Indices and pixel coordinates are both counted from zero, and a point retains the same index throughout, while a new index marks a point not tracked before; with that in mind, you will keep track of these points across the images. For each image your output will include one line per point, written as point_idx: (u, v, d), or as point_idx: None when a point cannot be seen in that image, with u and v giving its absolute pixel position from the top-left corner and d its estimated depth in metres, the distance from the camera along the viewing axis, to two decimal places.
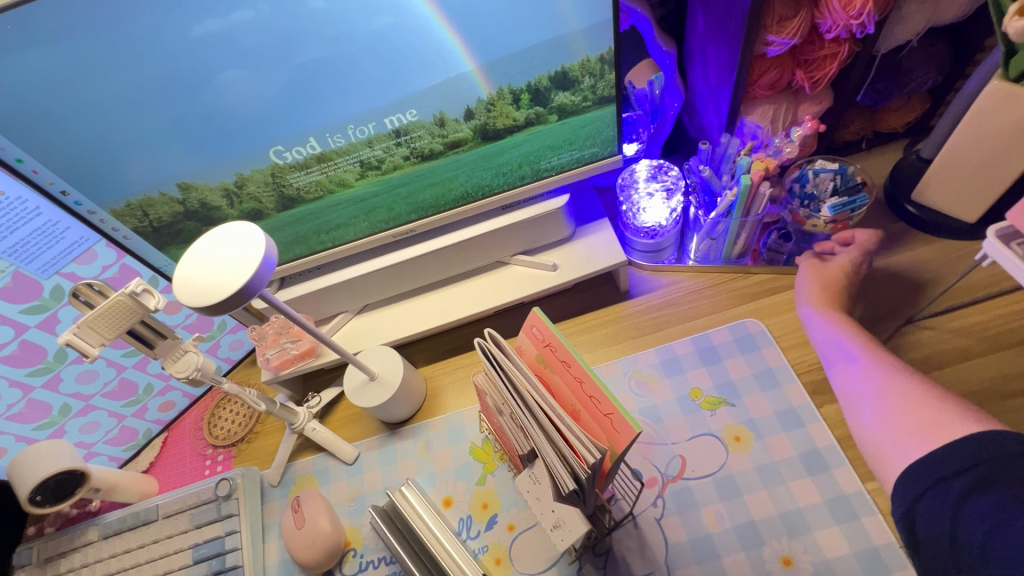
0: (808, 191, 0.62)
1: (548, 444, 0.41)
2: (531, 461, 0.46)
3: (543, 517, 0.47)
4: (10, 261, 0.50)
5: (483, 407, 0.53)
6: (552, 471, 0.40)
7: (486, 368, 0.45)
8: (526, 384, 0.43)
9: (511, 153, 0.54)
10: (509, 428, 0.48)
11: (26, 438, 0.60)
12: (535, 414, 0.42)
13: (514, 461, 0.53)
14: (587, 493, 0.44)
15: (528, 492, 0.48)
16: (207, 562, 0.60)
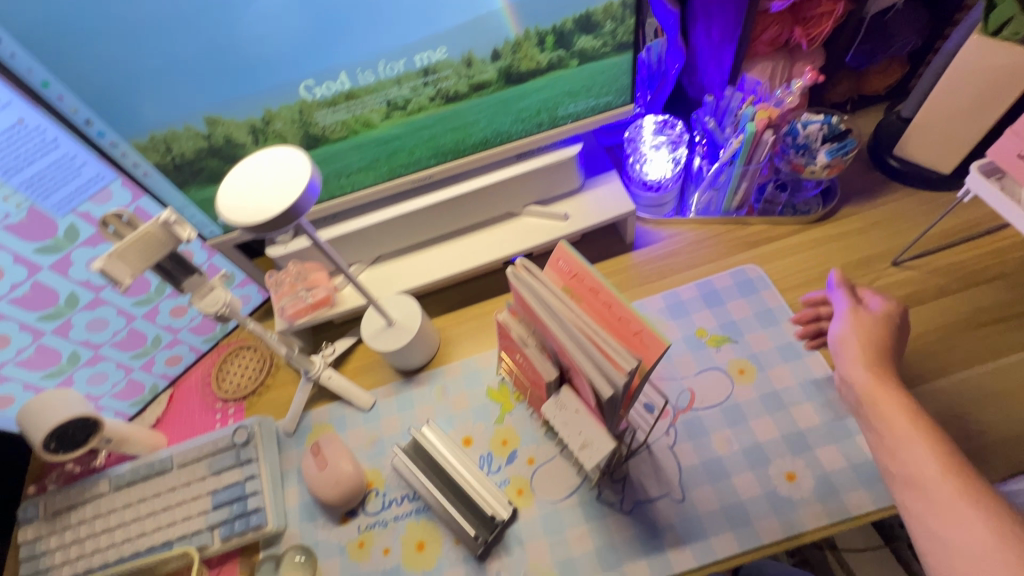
0: (800, 142, 0.65)
1: (584, 356, 0.43)
2: (557, 388, 0.52)
3: (570, 440, 0.50)
4: (26, 197, 0.49)
5: (503, 341, 0.57)
6: (587, 383, 0.41)
7: (519, 295, 0.47)
8: (561, 305, 0.45)
9: (531, 98, 0.56)
10: (536, 357, 0.51)
11: (34, 386, 0.58)
12: (572, 329, 0.44)
13: (534, 401, 0.60)
14: (612, 413, 0.47)
15: (555, 417, 0.51)
16: (228, 506, 0.60)
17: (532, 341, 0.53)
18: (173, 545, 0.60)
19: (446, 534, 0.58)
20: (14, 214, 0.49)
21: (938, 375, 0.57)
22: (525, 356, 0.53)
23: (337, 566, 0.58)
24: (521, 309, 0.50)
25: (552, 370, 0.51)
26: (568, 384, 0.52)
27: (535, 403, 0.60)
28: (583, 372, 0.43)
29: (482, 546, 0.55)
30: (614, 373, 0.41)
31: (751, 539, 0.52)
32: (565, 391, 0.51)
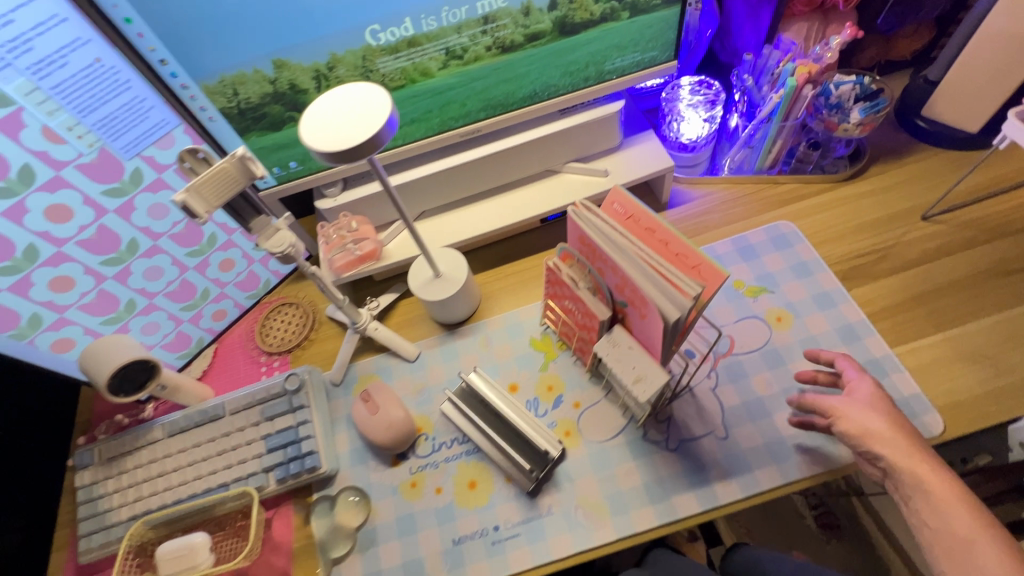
0: (834, 102, 0.66)
1: (648, 284, 0.45)
2: (609, 327, 0.54)
3: (624, 375, 0.52)
4: (98, 137, 0.50)
5: (551, 284, 0.59)
6: (653, 307, 0.43)
7: (580, 231, 0.49)
8: (623, 239, 0.47)
9: (581, 50, 0.58)
10: (589, 298, 0.54)
11: (94, 331, 0.60)
12: (637, 260, 0.46)
13: (581, 346, 0.62)
14: (666, 345, 0.49)
15: (607, 354, 0.54)
16: (282, 450, 0.62)
17: (585, 283, 0.55)
18: (230, 487, 0.61)
19: (498, 473, 0.60)
20: (86, 153, 0.50)
21: (967, 319, 0.60)
22: (578, 298, 0.56)
23: (391, 504, 0.60)
24: (579, 251, 0.53)
25: (606, 309, 0.53)
26: (618, 324, 0.55)
27: (581, 349, 0.62)
28: (647, 300, 0.45)
29: (534, 482, 0.57)
30: (681, 297, 0.43)
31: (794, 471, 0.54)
32: (617, 330, 0.53)
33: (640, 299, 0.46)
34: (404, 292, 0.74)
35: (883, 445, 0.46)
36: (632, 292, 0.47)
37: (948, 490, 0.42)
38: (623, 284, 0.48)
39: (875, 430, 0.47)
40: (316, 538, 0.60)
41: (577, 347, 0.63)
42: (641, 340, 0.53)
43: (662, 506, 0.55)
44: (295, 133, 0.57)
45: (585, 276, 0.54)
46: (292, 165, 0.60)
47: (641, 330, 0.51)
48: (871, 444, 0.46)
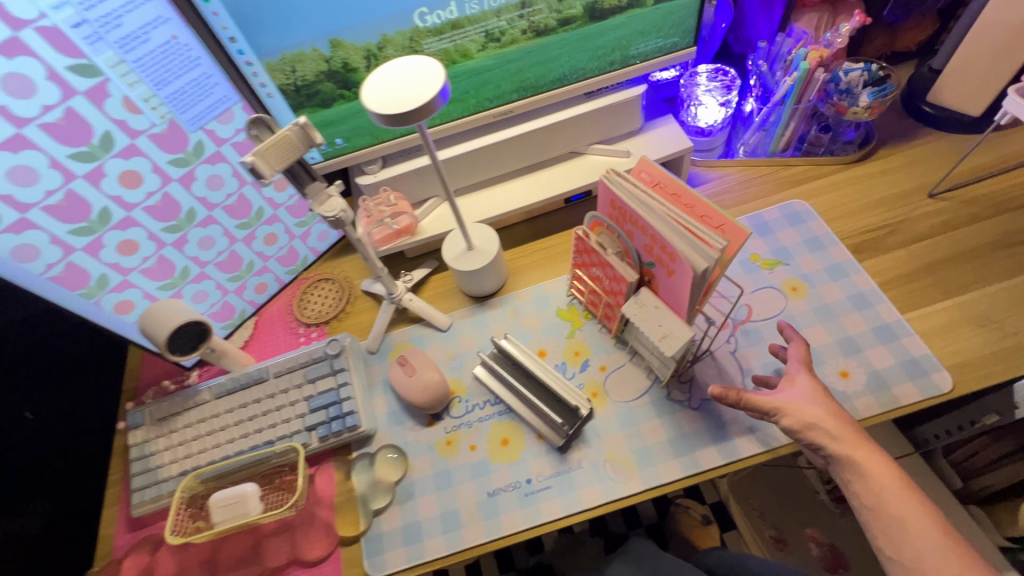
0: (844, 87, 0.70)
1: (678, 239, 0.48)
2: (636, 290, 0.58)
3: (650, 333, 0.56)
4: (169, 109, 0.54)
5: (580, 252, 0.62)
6: (684, 260, 0.47)
7: (612, 195, 0.53)
8: (654, 200, 0.51)
9: (608, 35, 0.63)
10: (618, 262, 0.57)
11: (151, 296, 0.64)
12: (667, 219, 0.49)
13: (607, 313, 0.66)
14: (692, 301, 0.53)
15: (634, 315, 0.57)
16: (324, 410, 0.66)
17: (614, 249, 0.58)
18: (275, 444, 0.65)
19: (528, 432, 0.64)
20: (158, 124, 0.54)
21: (973, 287, 0.63)
22: (606, 264, 0.59)
23: (427, 461, 0.64)
24: (609, 216, 0.56)
25: (634, 272, 0.56)
26: (644, 288, 0.58)
27: (607, 316, 0.66)
28: (677, 255, 0.48)
29: (564, 437, 0.61)
30: (709, 250, 0.47)
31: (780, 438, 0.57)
32: (643, 292, 0.57)
33: (670, 256, 0.50)
34: (435, 268, 0.78)
35: (823, 436, 0.48)
36: (661, 250, 0.51)
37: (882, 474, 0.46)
38: (652, 243, 0.52)
39: (814, 422, 0.49)
40: (356, 492, 0.63)
41: (602, 314, 0.67)
42: (667, 301, 0.57)
43: (686, 460, 0.58)
44: (343, 110, 0.61)
45: (613, 242, 0.58)
46: (338, 141, 0.65)
47: (668, 289, 0.55)
48: (811, 435, 0.48)
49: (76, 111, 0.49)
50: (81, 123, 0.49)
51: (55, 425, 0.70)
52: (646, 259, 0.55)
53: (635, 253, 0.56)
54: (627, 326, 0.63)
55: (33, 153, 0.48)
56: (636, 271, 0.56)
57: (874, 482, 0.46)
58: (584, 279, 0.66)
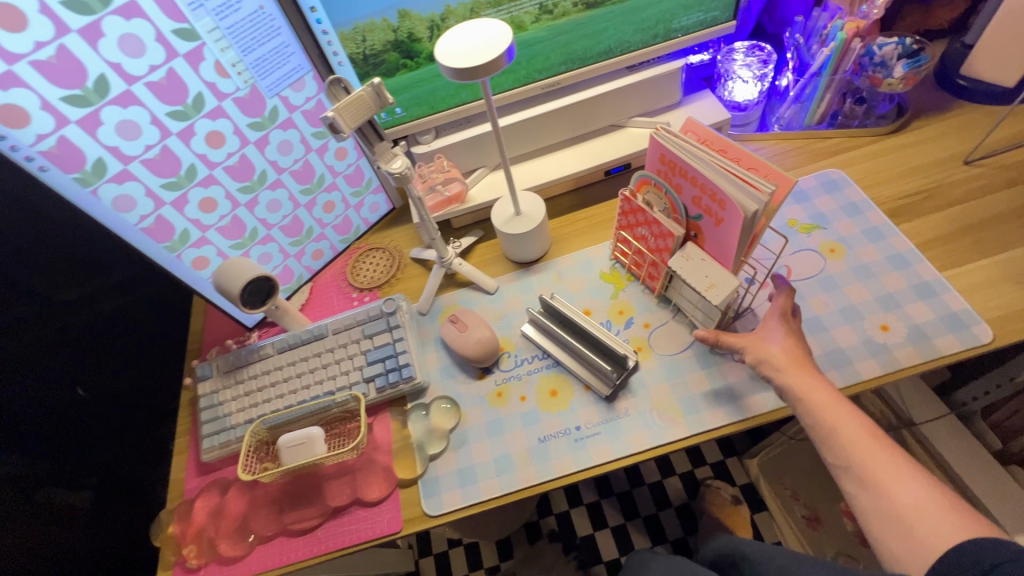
0: (878, 60, 0.72)
1: (728, 185, 0.52)
2: (682, 245, 0.61)
3: (696, 283, 0.58)
4: (252, 75, 0.59)
5: (625, 212, 0.66)
6: (735, 203, 0.50)
7: (664, 151, 0.57)
8: (704, 152, 0.55)
9: (653, 9, 0.66)
10: (664, 219, 0.60)
11: (224, 254, 0.68)
12: (717, 168, 0.53)
13: (650, 273, 0.69)
14: (739, 250, 0.55)
15: (681, 268, 0.60)
16: (382, 362, 0.70)
17: (661, 206, 0.62)
18: (335, 394, 0.69)
19: (577, 383, 0.67)
20: (242, 88, 0.60)
21: (1010, 247, 0.65)
22: (653, 221, 0.62)
23: (479, 411, 0.67)
24: (658, 173, 0.60)
25: (681, 227, 0.59)
26: (690, 243, 0.61)
27: (650, 276, 0.69)
28: (727, 200, 0.52)
29: (612, 386, 0.64)
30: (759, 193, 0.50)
31: (773, 403, 0.60)
32: (689, 246, 0.60)
33: (719, 203, 0.53)
34: (481, 237, 0.82)
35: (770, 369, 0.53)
36: (709, 199, 0.54)
37: (823, 400, 0.49)
38: (701, 194, 0.55)
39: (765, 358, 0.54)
40: (413, 439, 0.66)
41: (645, 275, 0.70)
42: (712, 255, 0.60)
43: (731, 407, 0.61)
44: (405, 79, 0.66)
45: (660, 200, 0.61)
46: (398, 111, 0.70)
47: (715, 240, 0.58)
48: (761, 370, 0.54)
49: (176, 71, 0.54)
50: (179, 83, 0.55)
51: (105, 399, 0.91)
52: (692, 213, 0.59)
53: (681, 208, 0.59)
54: (670, 282, 0.66)
55: (138, 109, 0.53)
56: (682, 226, 0.59)
57: (814, 406, 0.49)
58: (627, 241, 0.70)
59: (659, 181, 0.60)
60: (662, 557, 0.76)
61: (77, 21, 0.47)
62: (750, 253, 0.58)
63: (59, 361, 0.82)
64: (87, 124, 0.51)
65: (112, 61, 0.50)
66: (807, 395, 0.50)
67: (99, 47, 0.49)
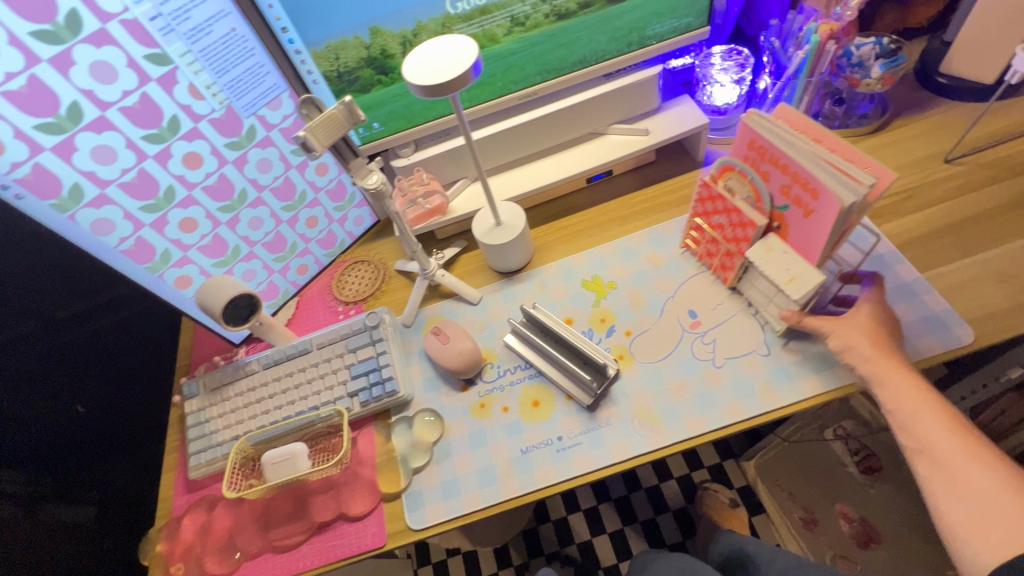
0: (856, 62, 0.74)
1: (824, 175, 0.52)
2: (763, 235, 0.60)
3: (776, 277, 0.58)
4: (227, 96, 0.60)
5: (703, 198, 0.65)
6: (831, 192, 0.50)
7: (755, 137, 0.57)
8: (799, 141, 0.54)
9: (626, 17, 0.67)
10: (747, 208, 0.60)
11: (207, 272, 0.69)
12: (815, 157, 0.53)
13: (723, 263, 0.67)
14: (828, 243, 0.55)
15: (761, 260, 0.59)
16: (365, 376, 0.70)
17: (743, 193, 0.61)
18: (320, 409, 0.69)
19: (559, 393, 0.67)
20: (217, 109, 0.60)
21: (994, 245, 0.64)
22: (733, 209, 0.62)
23: (463, 423, 0.67)
24: (744, 159, 0.59)
25: (765, 215, 0.59)
26: (772, 234, 0.61)
27: (723, 266, 0.68)
28: (821, 190, 0.51)
29: (593, 396, 0.64)
30: (858, 185, 0.50)
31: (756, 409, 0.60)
32: (770, 237, 0.60)
33: (811, 193, 0.53)
34: (465, 248, 0.83)
35: (856, 357, 0.54)
36: (801, 188, 0.54)
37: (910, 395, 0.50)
38: (791, 182, 0.55)
39: (851, 345, 0.55)
40: (397, 452, 0.67)
41: (717, 265, 0.69)
42: (794, 247, 0.59)
43: (713, 414, 0.61)
44: (380, 95, 0.66)
45: (743, 187, 0.61)
46: (376, 126, 0.70)
47: (801, 232, 0.57)
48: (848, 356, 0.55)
49: (150, 95, 0.55)
50: (153, 106, 0.55)
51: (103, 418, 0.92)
52: (778, 203, 0.58)
53: (768, 198, 0.59)
54: (744, 273, 0.65)
55: (113, 134, 0.54)
56: (766, 215, 0.59)
57: (899, 400, 0.51)
58: (702, 229, 0.69)
59: (744, 167, 0.59)
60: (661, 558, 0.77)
61: (47, 51, 0.48)
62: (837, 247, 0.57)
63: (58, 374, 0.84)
64: (62, 150, 0.51)
65: (85, 88, 0.51)
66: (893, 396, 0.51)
67: (70, 75, 0.49)
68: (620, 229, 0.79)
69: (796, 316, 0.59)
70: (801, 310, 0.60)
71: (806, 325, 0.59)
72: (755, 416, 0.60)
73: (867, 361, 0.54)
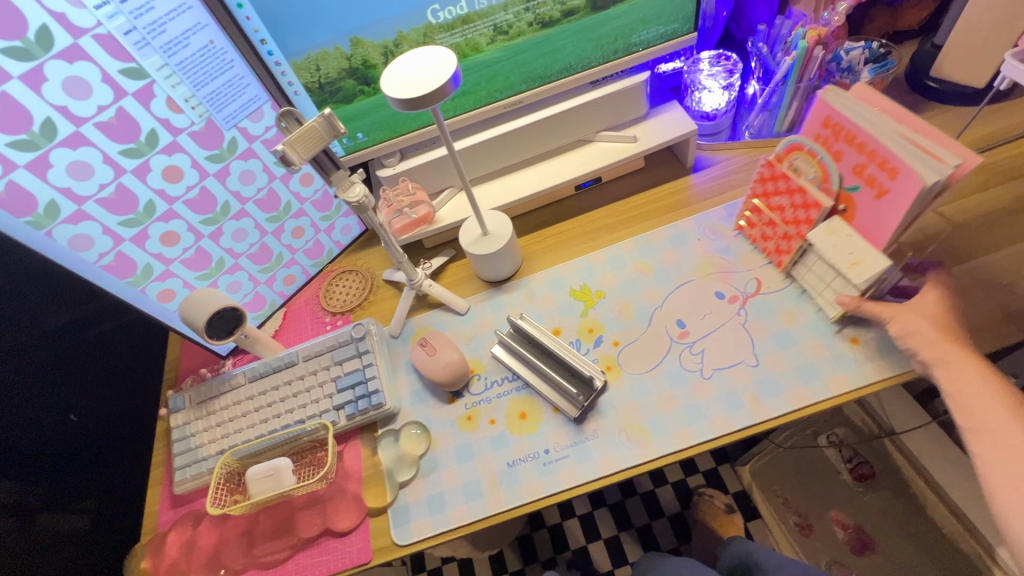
0: (845, 66, 0.73)
1: (904, 154, 0.52)
2: (826, 217, 0.60)
3: (839, 261, 0.58)
4: (206, 109, 0.60)
5: (765, 177, 0.65)
6: (913, 169, 0.51)
7: (834, 114, 0.58)
8: (880, 121, 0.55)
9: (611, 24, 0.66)
10: (814, 189, 0.60)
11: (190, 285, 0.68)
12: (897, 136, 0.54)
13: (778, 247, 0.67)
14: (899, 225, 0.55)
15: (823, 242, 0.59)
16: (351, 389, 0.69)
17: (810, 174, 0.61)
18: (305, 422, 0.69)
19: (546, 405, 0.66)
20: (197, 122, 0.60)
21: (986, 253, 0.64)
22: (798, 190, 0.62)
23: (449, 435, 0.66)
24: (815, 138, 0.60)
25: (832, 195, 0.59)
26: (836, 217, 0.61)
27: (778, 250, 0.67)
28: (902, 168, 0.52)
29: (580, 408, 0.63)
30: (941, 164, 0.50)
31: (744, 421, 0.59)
32: (835, 220, 0.59)
33: (888, 172, 0.54)
34: (453, 257, 0.82)
35: (919, 342, 0.54)
36: (877, 167, 0.55)
37: (972, 383, 0.50)
38: (867, 161, 0.56)
39: (917, 330, 0.55)
40: (383, 466, 0.66)
41: (772, 249, 0.68)
42: (859, 231, 0.59)
43: (701, 426, 0.60)
44: (363, 106, 0.65)
45: (810, 167, 0.61)
46: (360, 136, 0.69)
47: (870, 215, 0.58)
48: (911, 341, 0.55)
49: (127, 110, 0.54)
50: (130, 121, 0.55)
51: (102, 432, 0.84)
52: (847, 183, 0.59)
53: (839, 178, 0.59)
54: (801, 257, 0.64)
55: (89, 150, 0.53)
56: (832, 196, 0.59)
57: (964, 387, 0.50)
58: (759, 211, 0.68)
59: (814, 146, 0.60)
60: (670, 559, 0.80)
61: (18, 68, 0.47)
62: (904, 234, 0.58)
63: (61, 389, 0.76)
64: (36, 167, 0.51)
65: (58, 104, 0.50)
66: (956, 383, 0.51)
67: (43, 92, 0.49)
68: (608, 237, 0.78)
69: (854, 302, 0.58)
70: (860, 297, 0.59)
71: (865, 311, 0.58)
72: (742, 428, 0.59)
73: (929, 346, 0.53)
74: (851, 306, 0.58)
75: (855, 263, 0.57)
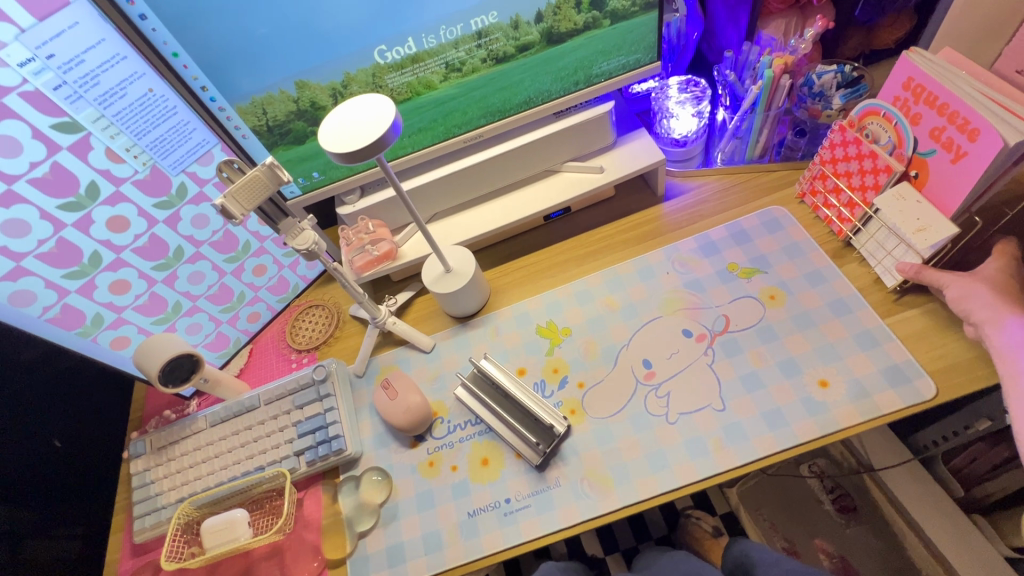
0: (817, 91, 0.71)
1: (990, 114, 0.51)
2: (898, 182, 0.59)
3: (904, 226, 0.57)
4: (150, 156, 0.59)
5: (836, 141, 0.65)
6: (997, 129, 0.50)
7: (917, 74, 0.56)
8: (966, 82, 0.54)
9: (570, 57, 0.64)
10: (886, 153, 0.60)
11: (146, 330, 0.67)
12: (981, 97, 0.52)
13: (841, 214, 0.67)
14: (973, 192, 0.54)
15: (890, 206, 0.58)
16: (312, 434, 0.68)
17: (884, 139, 0.60)
18: (265, 469, 0.67)
19: (508, 450, 0.64)
20: (141, 170, 0.59)
21: None
22: (869, 154, 0.61)
23: (411, 482, 0.65)
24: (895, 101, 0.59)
25: (905, 159, 0.58)
26: (906, 182, 0.60)
27: (841, 217, 0.67)
28: (984, 128, 0.51)
29: (541, 455, 0.61)
30: None
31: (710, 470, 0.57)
32: (903, 186, 0.59)
33: (968, 134, 0.53)
34: (420, 290, 0.81)
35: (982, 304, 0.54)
36: (956, 130, 0.53)
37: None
38: (946, 124, 0.54)
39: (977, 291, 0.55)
40: (343, 514, 0.65)
41: (833, 217, 0.68)
42: (929, 199, 0.58)
43: (664, 474, 0.58)
44: (316, 146, 0.63)
45: (886, 131, 0.60)
46: (315, 175, 0.67)
47: (941, 182, 0.56)
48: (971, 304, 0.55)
49: (62, 163, 0.53)
50: (67, 175, 0.54)
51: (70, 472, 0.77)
52: (922, 148, 0.57)
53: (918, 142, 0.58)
54: (865, 224, 0.64)
55: (24, 207, 0.52)
56: (905, 160, 0.58)
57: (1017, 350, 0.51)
58: (825, 178, 0.68)
59: (892, 110, 0.58)
60: (668, 553, 0.80)
61: None
62: (975, 204, 0.56)
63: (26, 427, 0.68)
64: None
65: None
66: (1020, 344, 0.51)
67: None
68: (577, 269, 0.76)
69: (913, 269, 0.59)
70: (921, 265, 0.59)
71: (925, 278, 0.58)
72: (708, 478, 0.57)
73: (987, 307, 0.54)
74: (910, 272, 0.59)
75: (921, 227, 0.56)
